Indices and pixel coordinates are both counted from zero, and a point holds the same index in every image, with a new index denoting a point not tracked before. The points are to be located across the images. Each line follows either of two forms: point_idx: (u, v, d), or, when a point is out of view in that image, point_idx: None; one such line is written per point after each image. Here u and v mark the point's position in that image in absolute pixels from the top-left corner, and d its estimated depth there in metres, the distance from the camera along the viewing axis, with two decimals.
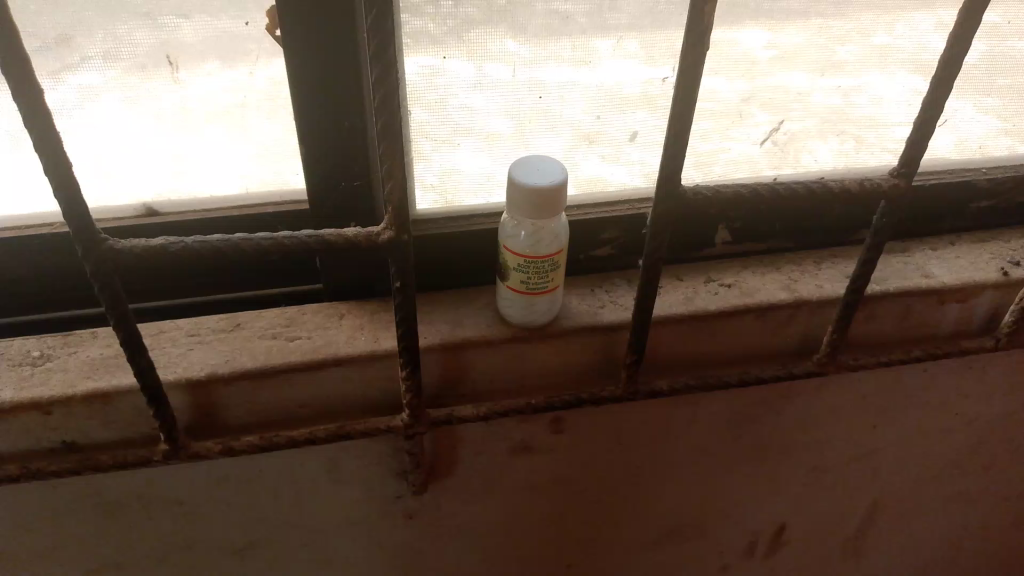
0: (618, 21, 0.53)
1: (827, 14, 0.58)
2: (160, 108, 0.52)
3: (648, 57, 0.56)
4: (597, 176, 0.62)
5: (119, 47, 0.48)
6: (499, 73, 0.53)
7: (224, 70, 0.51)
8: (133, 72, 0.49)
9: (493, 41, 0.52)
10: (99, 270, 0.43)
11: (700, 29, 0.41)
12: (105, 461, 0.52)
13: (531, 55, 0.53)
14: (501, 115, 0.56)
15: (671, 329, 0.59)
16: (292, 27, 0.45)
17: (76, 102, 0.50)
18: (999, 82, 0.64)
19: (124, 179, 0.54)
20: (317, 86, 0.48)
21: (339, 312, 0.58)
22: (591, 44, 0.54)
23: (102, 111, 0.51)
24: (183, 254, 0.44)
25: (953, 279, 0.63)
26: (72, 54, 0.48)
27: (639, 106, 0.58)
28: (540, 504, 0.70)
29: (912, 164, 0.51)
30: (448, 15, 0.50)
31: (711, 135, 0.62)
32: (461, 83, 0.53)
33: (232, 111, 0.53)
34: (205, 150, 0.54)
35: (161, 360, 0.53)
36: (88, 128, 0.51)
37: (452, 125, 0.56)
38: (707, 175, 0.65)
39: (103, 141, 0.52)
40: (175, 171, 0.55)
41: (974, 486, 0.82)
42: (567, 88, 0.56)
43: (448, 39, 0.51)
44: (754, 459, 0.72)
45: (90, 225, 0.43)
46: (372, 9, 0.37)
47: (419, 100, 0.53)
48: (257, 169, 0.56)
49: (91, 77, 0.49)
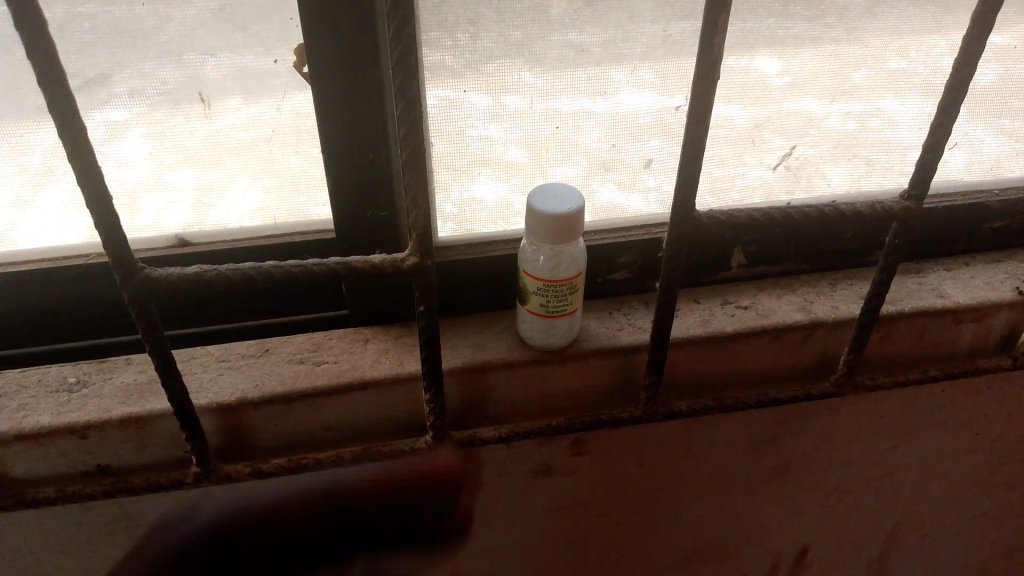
0: (631, 51, 0.55)
1: (841, 40, 0.59)
2: (185, 145, 0.54)
3: (663, 86, 0.57)
4: (614, 202, 0.63)
5: (145, 84, 0.50)
6: (516, 104, 0.55)
7: (247, 105, 0.53)
8: (160, 108, 0.51)
9: (512, 74, 0.54)
10: (136, 298, 0.45)
11: (710, 60, 0.43)
12: (139, 485, 0.54)
13: (548, 86, 0.55)
14: (519, 145, 0.58)
15: (689, 351, 0.60)
16: (319, 61, 0.48)
17: (104, 138, 0.52)
18: (1012, 103, 0.65)
19: (156, 212, 0.56)
20: (343, 120, 0.50)
21: (364, 337, 0.60)
22: (608, 75, 0.55)
23: (131, 147, 0.53)
24: (216, 281, 0.45)
25: (968, 298, 0.63)
26: (103, 91, 0.50)
27: (655, 133, 0.59)
28: (562, 527, 0.71)
29: (922, 188, 0.53)
30: (465, 49, 0.52)
31: (726, 160, 0.64)
32: (477, 114, 0.55)
33: (257, 144, 0.55)
34: (233, 184, 0.56)
35: (194, 385, 0.55)
36: (116, 163, 0.53)
37: (469, 156, 0.57)
38: (723, 200, 0.66)
39: (129, 175, 0.54)
40: (196, 204, 0.57)
41: (997, 506, 0.82)
42: (583, 117, 0.57)
43: (465, 71, 0.53)
44: (773, 480, 0.73)
45: (129, 253, 0.45)
46: (397, 46, 0.40)
47: (439, 132, 0.55)
48: (276, 202, 0.58)
49: (118, 113, 0.51)
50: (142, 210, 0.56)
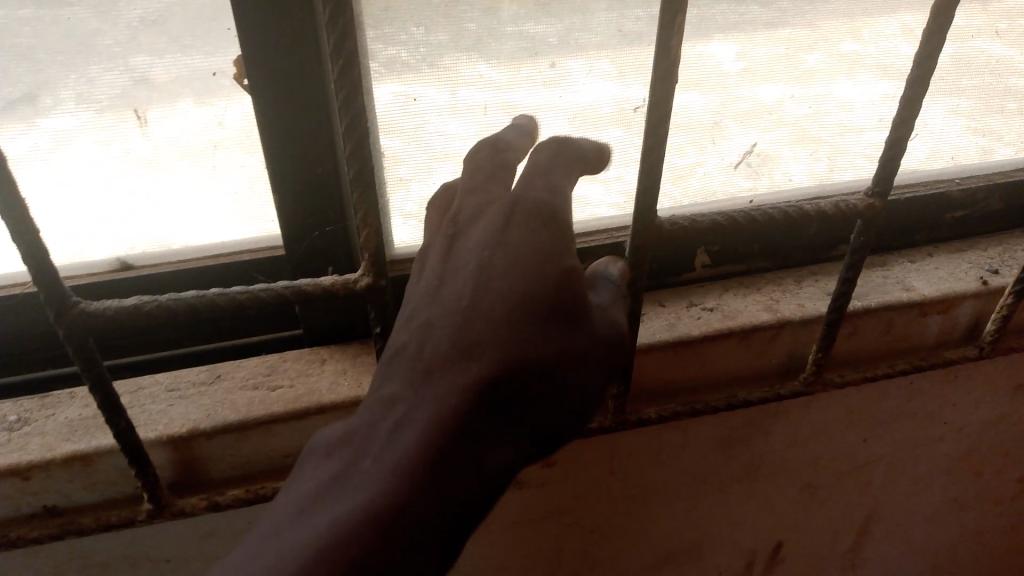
0: (589, 40, 0.53)
1: (795, 25, 0.58)
2: (126, 151, 0.50)
3: (622, 77, 0.56)
4: (578, 197, 0.61)
5: (93, 89, 0.47)
6: (474, 97, 0.53)
7: (198, 107, 0.49)
8: (108, 113, 0.48)
9: (464, 69, 0.52)
10: (72, 334, 0.43)
11: (667, 64, 0.42)
12: (89, 525, 0.51)
13: (504, 78, 0.53)
14: (476, 138, 0.55)
15: (657, 356, 0.59)
16: (258, 74, 0.45)
17: (51, 145, 0.49)
18: (966, 82, 0.63)
19: (102, 226, 0.53)
20: (287, 135, 0.48)
21: (320, 358, 0.58)
22: (564, 65, 0.54)
23: (81, 155, 0.49)
24: (156, 312, 0.43)
25: (933, 290, 0.63)
26: (45, 100, 0.47)
27: (613, 124, 0.58)
28: (534, 539, 0.69)
29: (886, 184, 0.52)
30: (419, 43, 0.50)
31: (684, 149, 0.62)
32: (435, 107, 0.53)
33: (205, 149, 0.51)
34: (183, 196, 0.53)
35: (142, 418, 0.53)
36: (62, 172, 0.50)
37: (427, 152, 0.55)
38: (685, 189, 0.64)
39: (75, 185, 0.50)
40: (148, 213, 0.53)
41: (968, 492, 0.82)
42: (540, 110, 0.55)
43: (420, 66, 0.51)
44: (746, 479, 0.72)
45: (62, 286, 0.42)
46: (338, 60, 0.37)
47: (397, 128, 0.53)
48: (231, 206, 0.54)
49: (65, 121, 0.48)
50: (91, 218, 0.52)
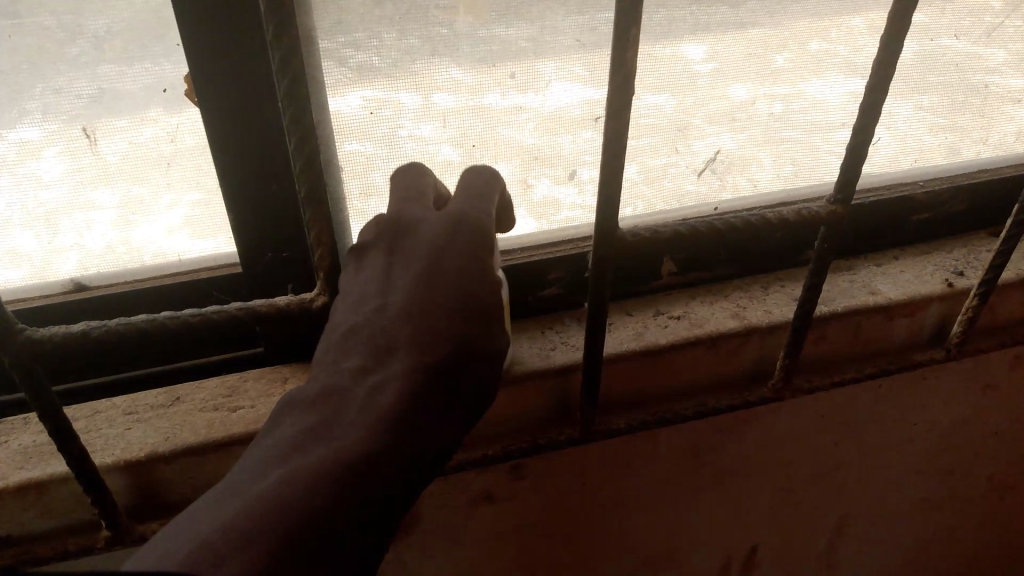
0: (558, 42, 0.52)
1: (761, 24, 0.58)
2: (82, 168, 0.48)
3: (592, 78, 0.55)
4: (550, 198, 0.60)
5: (62, 99, 0.45)
6: (446, 102, 0.52)
7: (163, 120, 0.48)
8: (74, 125, 0.46)
9: (437, 73, 0.51)
10: (18, 362, 0.42)
11: (622, 74, 0.41)
12: (43, 555, 0.51)
13: (474, 82, 0.52)
14: (450, 142, 0.54)
15: (624, 366, 0.58)
16: (208, 91, 0.44)
17: (16, 159, 0.46)
18: (931, 80, 0.63)
19: (69, 241, 0.51)
20: (238, 153, 0.47)
21: (282, 377, 0.57)
22: (535, 68, 0.53)
23: (50, 168, 0.47)
24: (107, 338, 0.42)
25: (899, 293, 0.63)
26: (12, 108, 0.45)
27: (584, 126, 0.57)
28: (505, 552, 0.68)
29: (848, 190, 0.52)
30: (391, 48, 0.49)
31: (657, 149, 0.61)
32: (407, 113, 0.52)
33: (162, 162, 0.49)
34: (152, 209, 0.51)
35: (98, 443, 0.51)
36: (30, 184, 0.48)
37: (399, 158, 0.54)
38: (659, 189, 0.64)
39: (49, 197, 0.49)
40: (121, 222, 0.51)
41: (941, 490, 0.82)
42: (511, 114, 0.54)
43: (391, 70, 0.50)
44: (719, 485, 0.72)
45: (5, 314, 0.41)
46: (284, 79, 0.37)
47: (370, 135, 0.52)
48: (204, 217, 0.53)
49: (31, 133, 0.46)
50: (65, 232, 0.50)
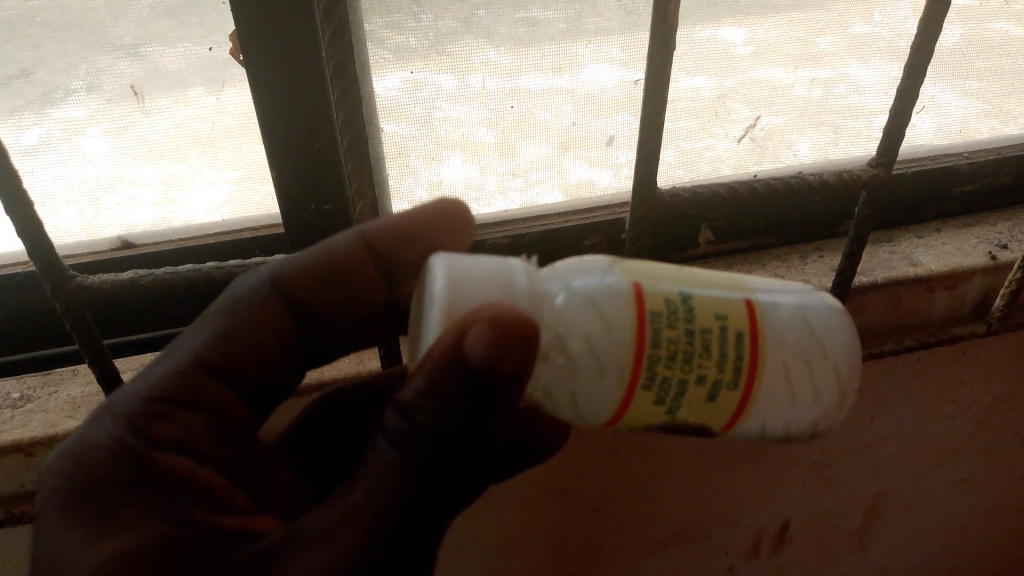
0: (595, 25, 0.53)
1: (803, 6, 0.57)
2: (127, 143, 0.50)
3: (625, 60, 0.55)
4: (586, 179, 0.61)
5: (102, 78, 0.47)
6: (479, 84, 0.53)
7: (208, 97, 0.49)
8: (117, 102, 0.48)
9: (470, 54, 0.51)
10: (69, 307, 0.43)
11: (665, 30, 0.41)
12: None
13: (511, 63, 0.52)
14: (484, 124, 0.55)
15: None
16: (253, 45, 0.45)
17: (62, 137, 0.49)
18: (977, 64, 0.63)
19: (114, 209, 0.53)
20: (282, 109, 0.48)
21: None
22: (571, 51, 0.53)
23: (94, 144, 0.49)
24: (152, 285, 0.44)
25: (940, 265, 0.62)
26: (56, 89, 0.47)
27: (622, 108, 0.57)
28: (537, 516, 0.69)
29: (890, 155, 0.51)
30: (428, 29, 0.49)
31: (693, 133, 0.61)
32: (444, 93, 0.52)
33: (203, 141, 0.51)
34: (195, 177, 0.53)
35: None
36: (76, 160, 0.50)
37: (435, 139, 0.54)
38: (696, 173, 0.63)
39: (90, 171, 0.51)
40: (163, 200, 0.53)
41: (977, 471, 0.81)
42: (548, 96, 0.55)
43: (429, 52, 0.50)
44: (752, 455, 0.72)
45: (58, 258, 0.42)
46: (329, 28, 0.37)
47: (406, 116, 0.53)
48: (244, 196, 0.55)
49: (77, 111, 0.48)
50: (105, 209, 0.53)
